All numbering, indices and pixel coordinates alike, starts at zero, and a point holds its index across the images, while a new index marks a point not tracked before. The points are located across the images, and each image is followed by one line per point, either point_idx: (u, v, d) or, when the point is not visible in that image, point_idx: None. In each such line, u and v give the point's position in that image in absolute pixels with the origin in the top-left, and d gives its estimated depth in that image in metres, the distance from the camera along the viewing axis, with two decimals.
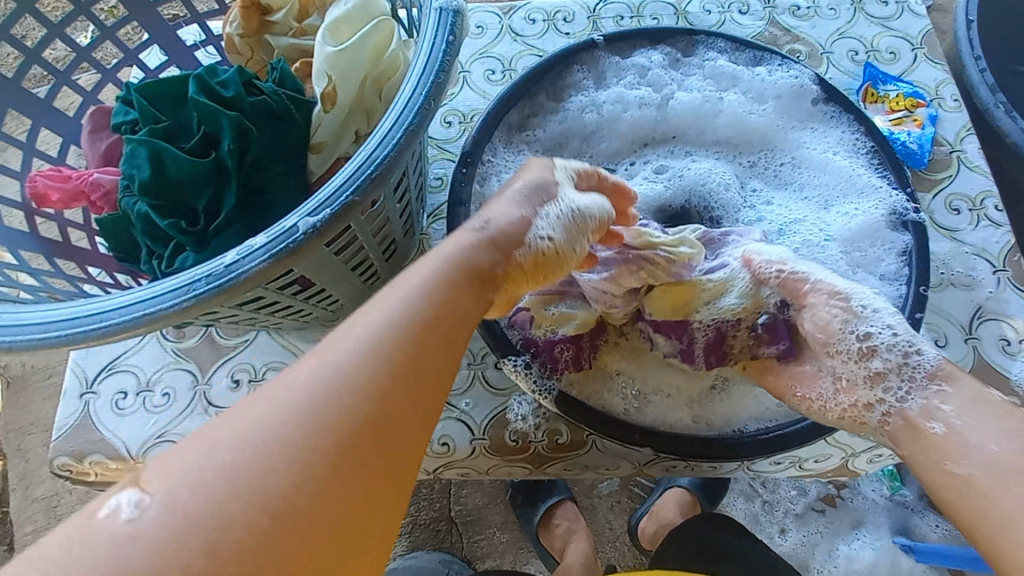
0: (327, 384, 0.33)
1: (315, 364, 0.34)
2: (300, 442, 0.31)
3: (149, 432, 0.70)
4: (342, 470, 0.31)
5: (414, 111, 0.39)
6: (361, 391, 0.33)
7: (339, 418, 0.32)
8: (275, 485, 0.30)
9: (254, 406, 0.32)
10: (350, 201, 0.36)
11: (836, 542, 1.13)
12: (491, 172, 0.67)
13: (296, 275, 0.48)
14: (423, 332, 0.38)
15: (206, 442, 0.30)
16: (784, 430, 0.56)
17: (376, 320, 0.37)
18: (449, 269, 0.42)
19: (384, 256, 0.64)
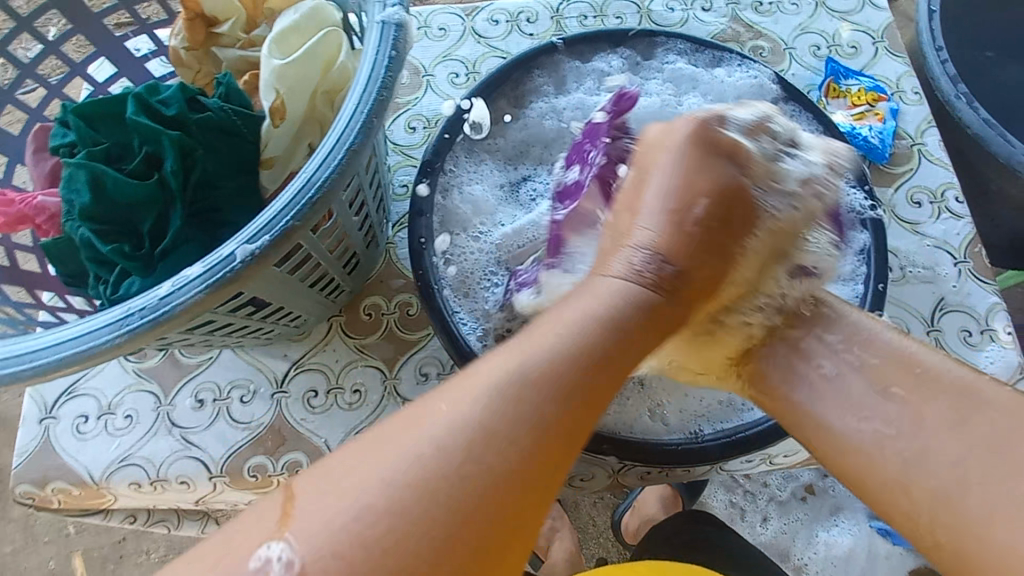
0: (492, 425, 0.33)
1: (440, 438, 0.32)
2: (428, 518, 0.30)
3: (112, 456, 0.69)
4: (478, 535, 0.30)
5: (356, 130, 0.37)
6: (485, 458, 0.32)
7: (468, 496, 0.31)
8: (414, 545, 0.29)
9: (375, 471, 0.31)
10: (289, 226, 0.35)
11: (816, 528, 1.15)
12: (453, 183, 0.66)
13: (248, 296, 0.46)
14: (582, 360, 0.36)
15: (343, 499, 0.31)
16: (750, 428, 0.56)
17: (561, 345, 0.36)
18: (615, 310, 0.39)
19: (345, 269, 0.63)
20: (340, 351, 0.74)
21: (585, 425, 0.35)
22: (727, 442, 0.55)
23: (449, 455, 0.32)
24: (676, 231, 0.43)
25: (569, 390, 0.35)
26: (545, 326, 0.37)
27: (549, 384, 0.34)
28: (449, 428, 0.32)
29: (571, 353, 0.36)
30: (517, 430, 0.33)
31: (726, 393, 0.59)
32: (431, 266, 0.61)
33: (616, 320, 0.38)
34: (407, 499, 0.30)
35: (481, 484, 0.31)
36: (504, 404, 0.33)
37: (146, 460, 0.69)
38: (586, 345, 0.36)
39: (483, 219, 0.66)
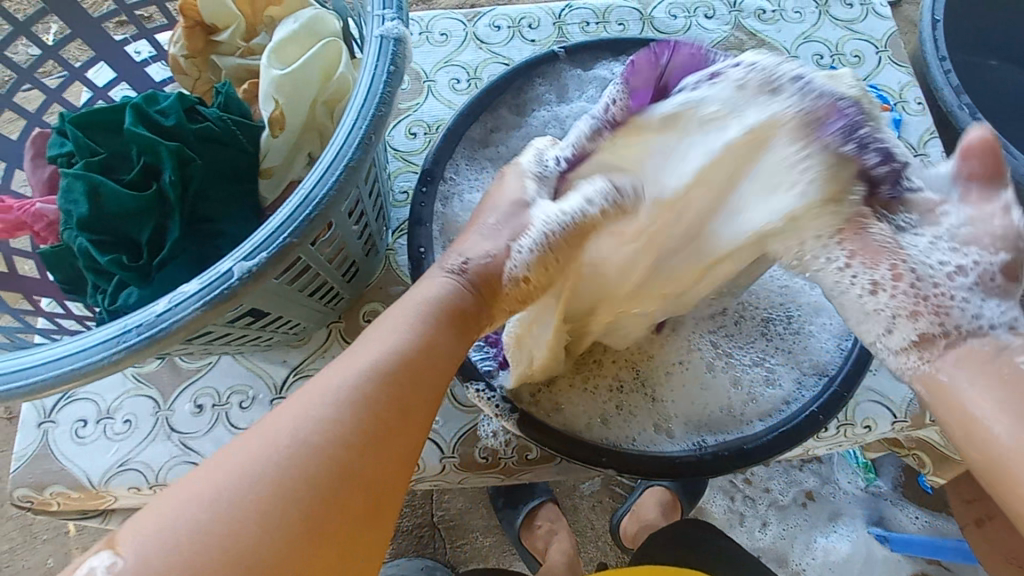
0: (305, 432, 0.38)
1: (286, 424, 0.38)
2: (274, 487, 0.36)
3: (111, 460, 0.69)
4: (323, 494, 0.36)
5: (355, 146, 0.37)
6: (323, 432, 0.38)
7: (313, 462, 0.37)
8: (246, 539, 0.34)
9: (227, 462, 0.37)
10: (286, 243, 0.35)
11: (815, 534, 1.15)
12: (453, 192, 0.66)
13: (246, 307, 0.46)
14: (397, 378, 0.42)
15: (180, 501, 0.35)
16: (755, 440, 0.55)
17: (364, 358, 0.42)
18: (421, 325, 0.46)
19: (344, 277, 0.63)
20: (339, 358, 0.74)
21: (421, 387, 0.43)
22: (730, 454, 0.55)
23: (291, 436, 0.37)
24: (504, 243, 0.51)
25: (400, 368, 0.43)
26: (371, 335, 0.45)
27: (377, 367, 0.42)
28: (300, 413, 0.39)
29: (406, 337, 0.45)
30: (328, 433, 0.38)
31: (730, 399, 0.59)
32: None
33: (442, 308, 0.48)
34: (257, 476, 0.36)
35: (326, 451, 0.37)
36: (338, 388, 0.40)
37: (144, 465, 0.69)
38: (400, 339, 0.44)
39: None
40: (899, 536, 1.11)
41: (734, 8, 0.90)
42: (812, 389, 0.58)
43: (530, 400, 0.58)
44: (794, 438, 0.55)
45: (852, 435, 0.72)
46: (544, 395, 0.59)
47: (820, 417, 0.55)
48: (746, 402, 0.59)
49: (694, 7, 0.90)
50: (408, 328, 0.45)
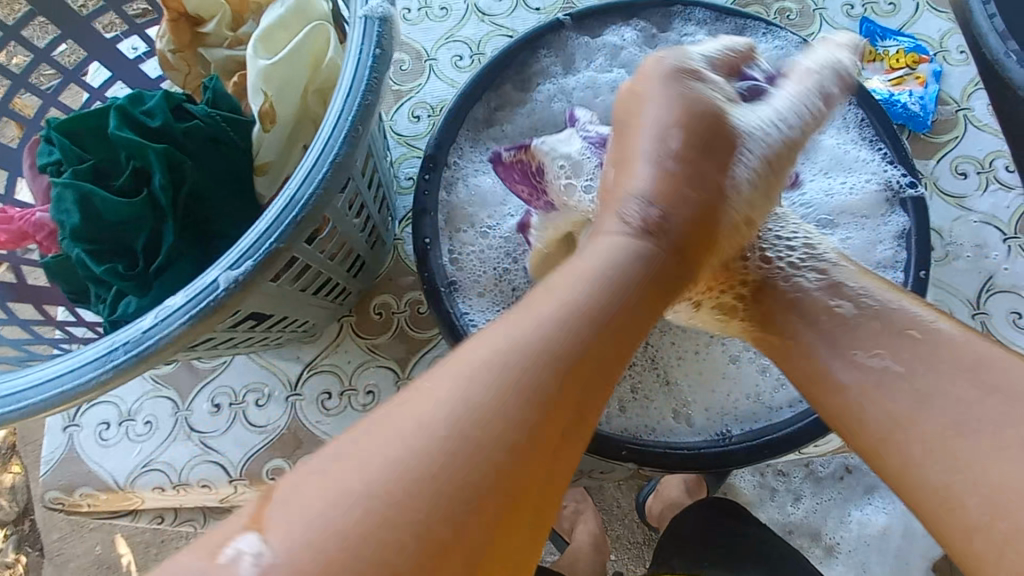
0: (504, 385, 0.30)
1: (475, 363, 0.30)
2: (337, 553, 0.25)
3: (134, 462, 0.70)
4: (451, 555, 0.26)
5: (341, 139, 0.35)
6: (497, 440, 0.28)
7: (423, 515, 0.26)
8: (423, 518, 0.26)
9: (361, 446, 0.28)
10: (273, 250, 0.33)
11: (850, 508, 1.12)
12: (458, 177, 0.63)
13: (246, 312, 0.45)
14: (595, 324, 0.34)
15: (350, 470, 0.27)
16: (780, 430, 0.52)
17: (558, 302, 0.34)
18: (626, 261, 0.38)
19: (349, 273, 0.61)
20: (352, 352, 0.73)
21: (597, 376, 0.32)
22: (758, 444, 0.52)
23: (453, 409, 0.29)
24: (667, 183, 0.42)
25: (566, 362, 0.31)
26: (517, 313, 0.34)
27: (539, 363, 0.31)
28: (381, 447, 0.28)
29: (596, 304, 0.34)
30: (536, 397, 0.30)
31: (755, 387, 0.56)
32: (436, 267, 0.58)
33: (617, 273, 0.37)
34: (333, 521, 0.26)
35: (458, 497, 0.27)
36: (448, 405, 0.29)
37: (167, 465, 0.69)
38: (589, 304, 0.34)
39: (489, 214, 0.64)
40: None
41: None
42: None
43: None
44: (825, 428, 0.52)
45: None
46: None
47: None
48: (773, 391, 0.56)
49: None
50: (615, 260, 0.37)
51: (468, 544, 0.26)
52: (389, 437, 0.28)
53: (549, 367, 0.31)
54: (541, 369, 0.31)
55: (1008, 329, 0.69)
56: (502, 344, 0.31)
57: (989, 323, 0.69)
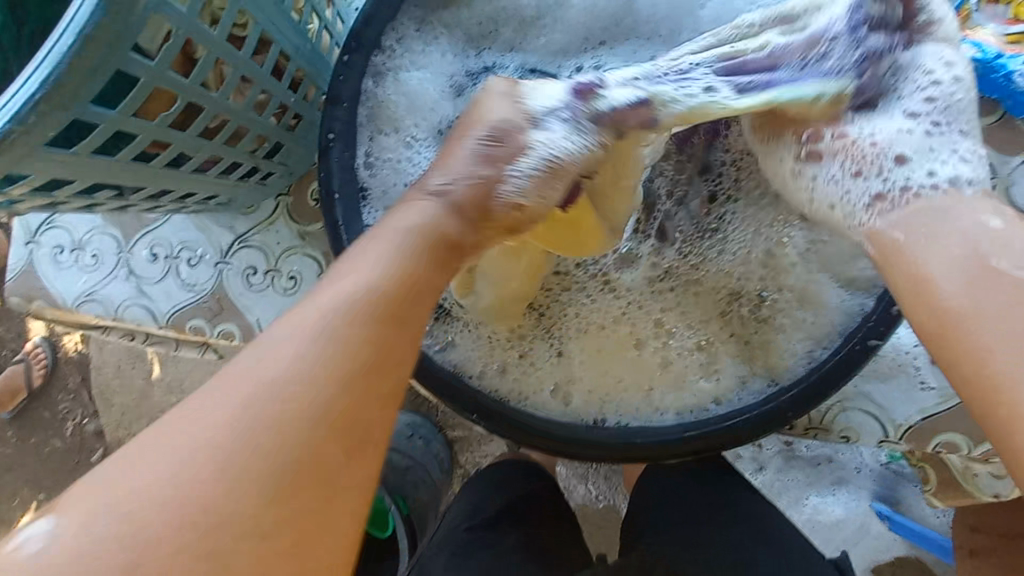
0: (259, 395, 0.31)
1: (251, 365, 0.32)
2: (189, 508, 0.29)
3: (80, 289, 0.74)
4: (280, 479, 0.30)
5: (96, 5, 0.28)
6: (296, 417, 0.31)
7: (238, 463, 0.30)
8: (213, 522, 0.29)
9: (143, 457, 0.30)
10: (8, 131, 0.29)
11: (810, 493, 1.06)
12: (388, 69, 0.54)
13: (85, 182, 0.41)
14: (392, 301, 0.36)
15: (106, 492, 0.29)
16: (650, 436, 0.47)
17: (352, 282, 0.36)
18: (406, 244, 0.38)
19: (259, 154, 0.56)
20: (285, 233, 0.71)
21: (420, 304, 0.37)
22: (619, 442, 0.47)
23: (220, 403, 0.31)
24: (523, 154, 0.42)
25: (375, 312, 0.35)
26: (315, 292, 0.36)
27: (343, 317, 0.34)
28: (166, 453, 0.30)
29: (412, 257, 0.38)
30: (344, 373, 0.33)
31: (650, 379, 0.49)
32: (338, 168, 0.52)
33: (434, 225, 0.40)
34: (159, 491, 0.29)
35: (255, 449, 0.30)
36: (260, 375, 0.32)
37: (106, 300, 0.73)
38: (385, 267, 0.37)
39: (417, 121, 0.55)
40: (904, 519, 1.02)
41: None
42: (755, 395, 0.47)
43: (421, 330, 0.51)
44: (699, 443, 0.46)
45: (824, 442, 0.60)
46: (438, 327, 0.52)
47: (744, 428, 0.46)
48: (666, 388, 0.49)
49: None
50: (397, 249, 0.38)
51: (300, 512, 0.30)
52: (182, 429, 0.31)
53: (365, 314, 0.35)
54: (339, 344, 0.33)
55: None
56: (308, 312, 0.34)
57: None
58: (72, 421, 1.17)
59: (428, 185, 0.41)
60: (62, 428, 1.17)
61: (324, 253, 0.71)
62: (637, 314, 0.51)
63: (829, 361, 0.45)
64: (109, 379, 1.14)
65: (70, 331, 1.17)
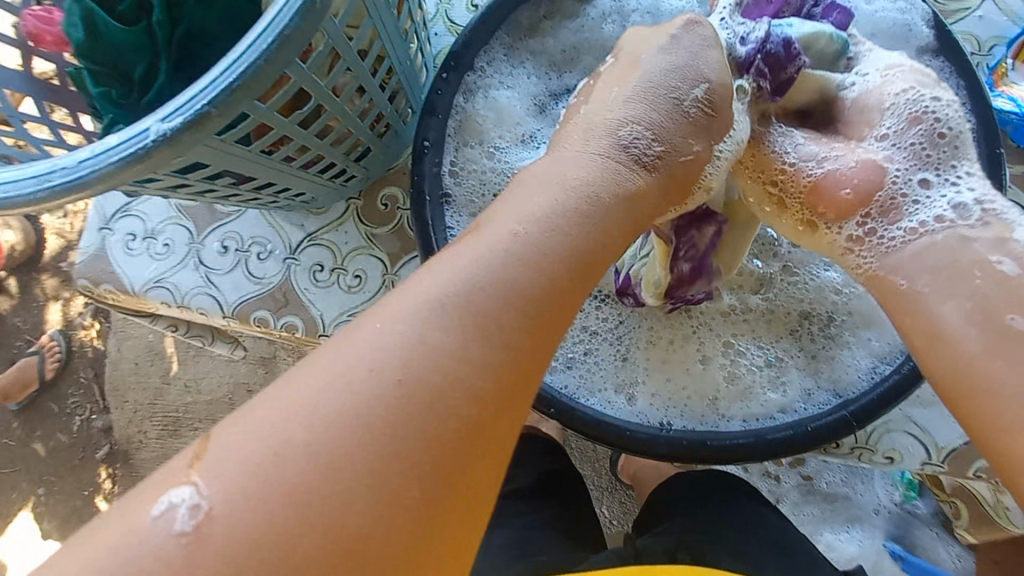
0: (424, 340, 0.29)
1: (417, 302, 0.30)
2: (334, 449, 0.26)
3: (148, 275, 0.77)
4: (419, 467, 0.27)
5: (295, 9, 0.32)
6: (464, 370, 0.29)
7: (379, 433, 0.27)
8: (372, 468, 0.26)
9: (284, 391, 0.28)
10: (205, 112, 0.32)
11: (823, 528, 1.03)
12: (478, 86, 0.58)
13: (218, 168, 0.45)
14: (567, 258, 0.34)
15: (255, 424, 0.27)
16: (718, 440, 0.49)
17: (526, 231, 0.33)
18: (574, 193, 0.36)
19: (350, 158, 0.61)
20: (353, 235, 0.74)
21: (570, 311, 0.33)
22: (690, 443, 0.49)
23: (392, 346, 0.28)
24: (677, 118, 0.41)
25: (525, 302, 0.31)
26: (480, 236, 0.33)
27: (500, 296, 0.31)
28: (327, 392, 0.27)
29: (583, 226, 0.35)
30: (509, 323, 0.30)
31: (716, 388, 0.52)
32: (429, 172, 0.56)
33: (596, 187, 0.37)
34: (310, 433, 0.26)
35: (395, 430, 0.27)
36: (406, 333, 0.29)
37: (174, 287, 0.76)
38: (538, 231, 0.34)
39: (501, 134, 0.59)
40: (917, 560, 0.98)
41: None
42: (820, 406, 0.50)
43: None
44: (767, 448, 0.48)
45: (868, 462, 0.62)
46: None
47: (808, 435, 0.48)
48: (733, 397, 0.52)
49: None
50: (558, 199, 0.35)
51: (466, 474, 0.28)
52: (327, 369, 0.28)
53: (535, 276, 0.32)
54: (518, 294, 0.31)
55: None
56: (461, 281, 0.31)
57: None
58: (79, 417, 1.18)
59: (591, 149, 0.39)
60: (69, 424, 1.17)
61: (387, 254, 0.74)
62: (703, 324, 0.54)
63: (892, 376, 0.48)
64: (128, 375, 1.15)
65: (87, 327, 1.19)
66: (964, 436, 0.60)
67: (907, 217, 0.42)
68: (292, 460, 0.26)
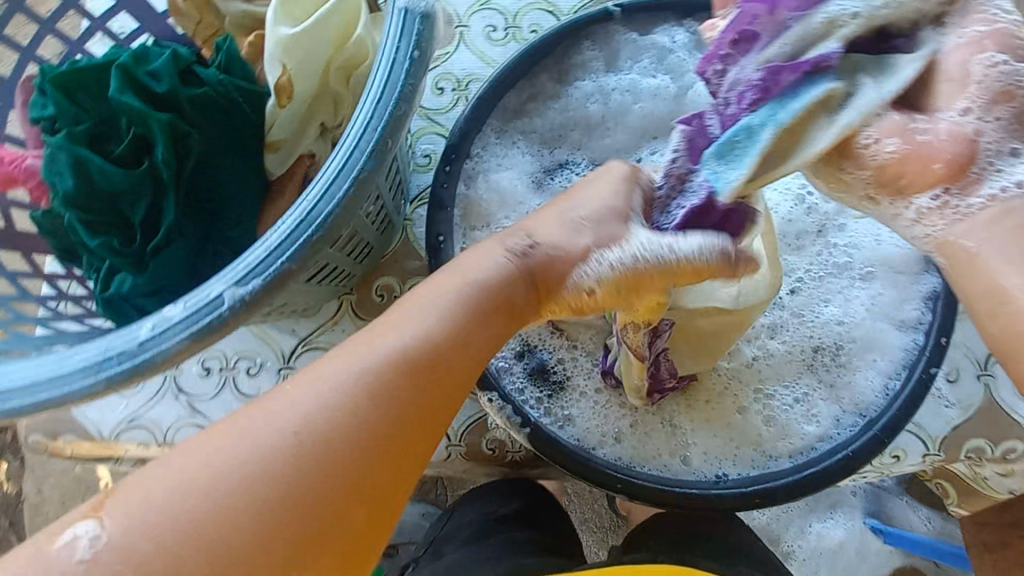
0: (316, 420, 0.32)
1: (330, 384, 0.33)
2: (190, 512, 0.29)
3: (120, 415, 0.69)
4: (310, 520, 0.30)
5: (366, 153, 0.31)
6: (349, 450, 0.32)
7: (275, 514, 0.30)
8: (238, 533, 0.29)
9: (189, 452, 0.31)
10: (283, 269, 0.30)
11: (812, 519, 1.10)
12: (478, 171, 0.59)
13: None
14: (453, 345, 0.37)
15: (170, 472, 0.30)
16: (773, 481, 0.51)
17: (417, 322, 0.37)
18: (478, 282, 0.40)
19: (356, 260, 0.59)
20: (349, 332, 0.71)
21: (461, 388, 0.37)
22: (747, 490, 0.51)
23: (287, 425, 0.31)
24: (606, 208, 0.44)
25: (414, 399, 0.34)
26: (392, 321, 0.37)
27: (385, 396, 0.34)
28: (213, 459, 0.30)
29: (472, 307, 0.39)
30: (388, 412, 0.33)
31: (755, 431, 0.55)
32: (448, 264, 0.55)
33: (495, 281, 0.40)
34: (202, 507, 0.29)
35: (297, 499, 0.30)
36: (306, 418, 0.32)
37: (153, 423, 0.68)
38: (446, 314, 0.38)
39: (507, 214, 0.60)
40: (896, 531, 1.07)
41: None
42: (851, 429, 0.53)
43: (540, 410, 0.55)
44: (817, 481, 0.51)
45: (878, 464, 0.68)
46: (553, 402, 0.56)
47: (852, 461, 0.51)
48: (776, 438, 0.55)
49: None
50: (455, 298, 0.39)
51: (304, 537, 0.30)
52: (235, 449, 0.31)
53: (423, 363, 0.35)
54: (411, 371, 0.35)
55: (1011, 396, 0.67)
56: (353, 376, 0.34)
57: (992, 385, 0.68)
58: None
59: (503, 246, 0.42)
60: None
61: None
62: (724, 369, 0.57)
63: (905, 390, 0.52)
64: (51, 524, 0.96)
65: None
66: (951, 424, 0.67)
67: (988, 184, 0.39)
68: (179, 520, 0.29)
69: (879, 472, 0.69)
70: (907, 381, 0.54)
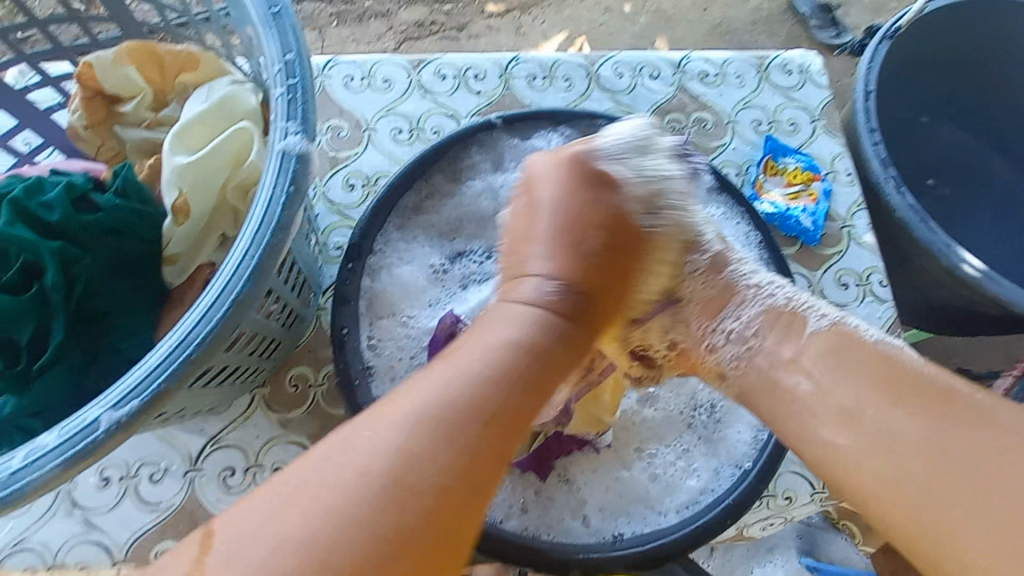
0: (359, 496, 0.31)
1: (369, 459, 0.32)
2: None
3: (4, 539, 0.64)
4: (396, 553, 0.30)
5: (245, 277, 0.35)
6: (378, 517, 0.30)
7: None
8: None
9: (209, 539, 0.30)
10: (160, 390, 0.33)
11: (752, 565, 1.00)
12: (382, 265, 0.64)
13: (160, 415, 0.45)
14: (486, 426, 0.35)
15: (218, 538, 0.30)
16: (667, 536, 0.55)
17: (445, 387, 0.35)
18: (501, 363, 0.37)
19: (264, 356, 0.60)
20: (261, 427, 0.70)
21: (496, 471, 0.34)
22: (640, 548, 0.55)
23: (328, 496, 0.31)
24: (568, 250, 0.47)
25: (452, 467, 0.33)
26: (422, 388, 0.36)
27: (423, 469, 0.32)
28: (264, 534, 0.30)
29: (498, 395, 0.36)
30: (425, 477, 0.32)
31: (646, 490, 0.60)
32: (353, 356, 0.58)
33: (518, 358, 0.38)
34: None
35: (397, 507, 0.31)
36: (391, 442, 0.33)
37: (43, 545, 0.64)
38: (480, 388, 0.36)
39: (411, 304, 0.64)
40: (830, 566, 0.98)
41: (679, 70, 0.92)
42: (728, 480, 0.59)
43: None
44: (701, 533, 0.55)
45: (774, 506, 0.74)
46: None
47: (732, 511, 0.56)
48: (662, 494, 0.59)
49: (640, 67, 0.91)
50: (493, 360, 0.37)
51: None
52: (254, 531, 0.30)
53: (464, 434, 0.34)
54: (452, 457, 0.33)
55: None
56: (381, 451, 0.33)
57: None
58: None
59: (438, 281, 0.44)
60: None
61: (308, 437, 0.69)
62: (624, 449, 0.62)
63: (770, 440, 0.59)
64: None
65: None
66: None
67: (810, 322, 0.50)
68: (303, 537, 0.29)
69: (779, 514, 0.75)
70: (771, 432, 0.61)
